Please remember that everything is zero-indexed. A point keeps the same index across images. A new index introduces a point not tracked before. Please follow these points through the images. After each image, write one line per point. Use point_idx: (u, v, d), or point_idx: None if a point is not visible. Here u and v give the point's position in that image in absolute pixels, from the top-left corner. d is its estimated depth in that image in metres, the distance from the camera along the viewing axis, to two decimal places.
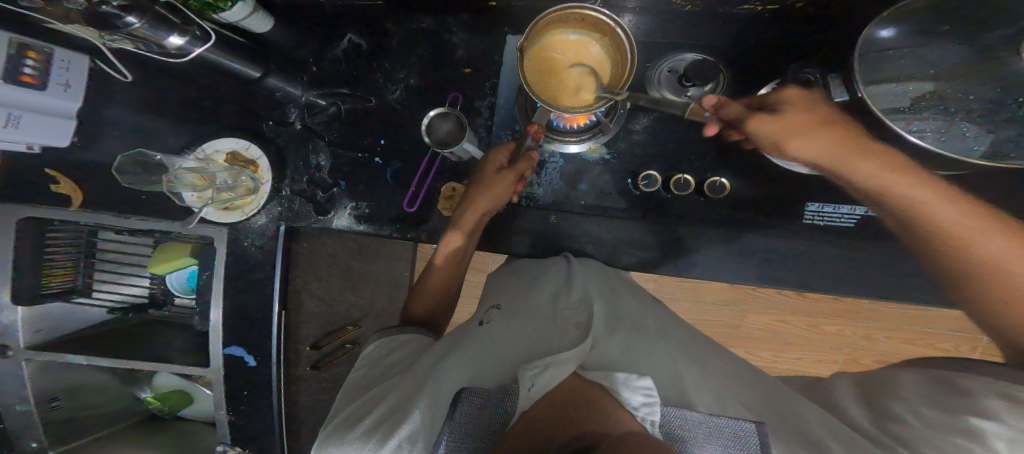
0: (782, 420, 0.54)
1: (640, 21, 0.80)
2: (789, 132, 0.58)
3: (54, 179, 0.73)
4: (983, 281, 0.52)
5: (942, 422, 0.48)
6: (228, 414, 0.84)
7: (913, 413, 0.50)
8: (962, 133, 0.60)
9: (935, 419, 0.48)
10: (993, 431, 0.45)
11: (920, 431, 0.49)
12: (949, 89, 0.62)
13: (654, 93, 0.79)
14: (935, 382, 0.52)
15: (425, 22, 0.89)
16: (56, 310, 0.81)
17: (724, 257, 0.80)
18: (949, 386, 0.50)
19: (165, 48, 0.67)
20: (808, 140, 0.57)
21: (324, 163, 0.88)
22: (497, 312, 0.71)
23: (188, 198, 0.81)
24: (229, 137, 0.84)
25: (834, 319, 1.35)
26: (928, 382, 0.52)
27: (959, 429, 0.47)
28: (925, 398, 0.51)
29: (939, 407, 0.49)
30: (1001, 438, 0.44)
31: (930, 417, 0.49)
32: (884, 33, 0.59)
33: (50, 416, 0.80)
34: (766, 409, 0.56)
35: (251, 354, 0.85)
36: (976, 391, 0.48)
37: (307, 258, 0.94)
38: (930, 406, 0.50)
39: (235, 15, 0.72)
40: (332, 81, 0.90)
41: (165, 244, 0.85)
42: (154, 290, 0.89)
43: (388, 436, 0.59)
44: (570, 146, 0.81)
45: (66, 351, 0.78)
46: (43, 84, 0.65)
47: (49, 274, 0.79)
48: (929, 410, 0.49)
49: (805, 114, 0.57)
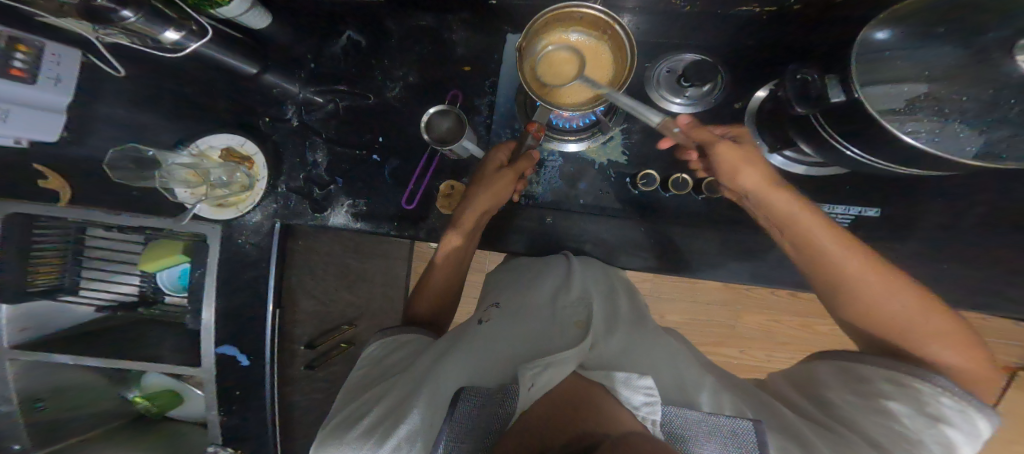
0: (758, 403, 0.58)
1: (641, 21, 0.81)
2: (732, 164, 0.64)
3: (44, 174, 0.71)
4: (843, 292, 0.62)
5: (863, 405, 0.54)
6: (221, 414, 0.82)
7: (841, 399, 0.56)
8: (956, 134, 0.59)
9: (857, 403, 0.55)
10: (898, 410, 0.52)
11: (845, 412, 0.55)
12: (943, 91, 0.63)
13: (650, 92, 0.80)
14: (841, 372, 0.58)
15: (426, 20, 0.89)
16: (43, 308, 0.79)
17: (722, 257, 0.80)
18: (852, 374, 0.57)
19: (160, 42, 0.66)
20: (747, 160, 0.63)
21: (321, 160, 0.87)
22: (497, 310, 0.71)
23: (183, 194, 0.80)
24: (224, 133, 0.83)
25: (826, 319, 1.36)
26: (836, 373, 0.59)
27: (876, 410, 0.53)
28: (844, 384, 0.57)
29: (857, 392, 0.55)
30: (905, 415, 0.52)
31: (851, 401, 0.55)
32: (879, 35, 0.60)
33: (36, 418, 0.79)
34: (760, 410, 0.57)
35: (245, 353, 0.83)
36: (874, 377, 0.55)
37: (304, 256, 0.93)
38: (850, 391, 0.56)
39: (232, 11, 0.70)
40: (330, 79, 0.89)
41: (157, 241, 0.84)
42: (145, 287, 0.87)
43: (388, 436, 0.58)
44: (569, 145, 0.82)
45: (54, 350, 0.77)
46: (33, 78, 0.64)
47: (34, 271, 0.77)
48: (851, 395, 0.55)
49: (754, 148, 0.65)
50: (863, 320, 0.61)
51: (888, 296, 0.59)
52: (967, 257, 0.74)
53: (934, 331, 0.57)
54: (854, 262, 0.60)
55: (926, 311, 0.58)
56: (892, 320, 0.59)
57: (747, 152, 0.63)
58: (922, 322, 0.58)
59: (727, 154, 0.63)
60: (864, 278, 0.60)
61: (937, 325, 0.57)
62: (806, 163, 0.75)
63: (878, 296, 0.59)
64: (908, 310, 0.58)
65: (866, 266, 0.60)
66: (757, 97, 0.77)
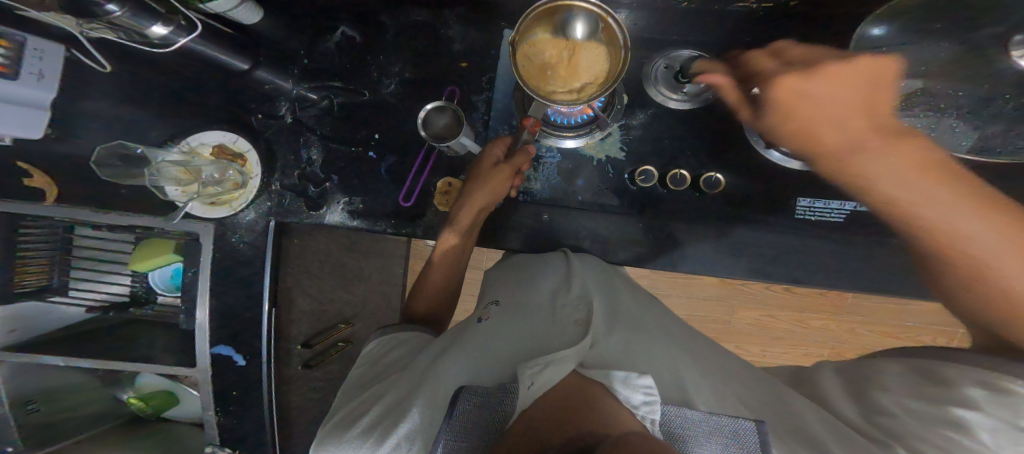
0: (784, 408, 0.57)
1: (638, 17, 0.80)
2: (813, 122, 0.58)
3: (28, 173, 0.69)
4: (959, 272, 0.52)
5: (926, 411, 0.50)
6: (217, 414, 0.82)
7: (897, 404, 0.53)
8: (951, 129, 0.61)
9: (920, 410, 0.51)
10: (975, 421, 0.47)
11: (899, 419, 0.51)
12: (935, 86, 0.62)
13: (649, 89, 0.81)
14: (916, 373, 0.54)
15: (421, 16, 0.87)
16: (31, 310, 0.78)
17: (719, 253, 0.80)
18: (928, 375, 0.53)
19: (148, 38, 0.64)
20: (828, 115, 0.57)
21: (316, 157, 0.86)
22: (496, 308, 0.71)
23: (172, 192, 0.79)
24: (215, 130, 0.82)
25: (819, 313, 1.39)
26: (908, 374, 0.55)
27: (946, 420, 0.48)
28: (908, 389, 0.53)
29: (922, 397, 0.51)
30: (984, 429, 0.46)
31: (914, 408, 0.51)
32: (876, 31, 0.61)
33: (26, 419, 0.78)
34: (780, 412, 0.56)
35: (241, 354, 0.83)
36: (956, 380, 0.50)
37: (300, 255, 0.92)
38: (914, 397, 0.52)
39: (223, 6, 0.68)
40: (324, 75, 0.88)
41: (148, 240, 0.83)
42: (136, 288, 0.86)
43: (388, 435, 0.58)
44: (567, 141, 0.81)
45: (43, 351, 0.76)
46: (14, 73, 0.61)
47: (20, 271, 0.75)
48: (915, 402, 0.51)
49: (844, 87, 0.56)
50: (981, 306, 0.52)
51: None
52: None
53: None
54: (971, 214, 0.49)
55: None
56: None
57: (865, 92, 0.56)
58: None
59: (801, 107, 0.58)
60: (980, 239, 0.49)
61: None
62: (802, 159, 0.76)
63: (1007, 272, 0.49)
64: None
65: (993, 228, 0.48)
66: None
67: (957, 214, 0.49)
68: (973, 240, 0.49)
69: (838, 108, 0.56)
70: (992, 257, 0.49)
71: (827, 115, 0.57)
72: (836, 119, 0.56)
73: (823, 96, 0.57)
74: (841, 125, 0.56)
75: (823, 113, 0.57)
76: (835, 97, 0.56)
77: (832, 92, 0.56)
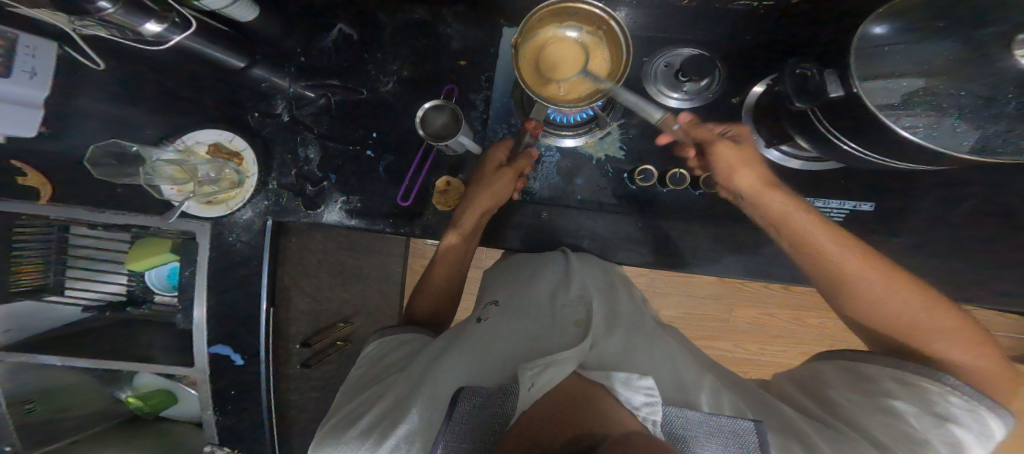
0: (760, 402, 0.59)
1: (638, 15, 0.79)
2: (731, 164, 0.66)
3: (23, 171, 0.69)
4: (849, 288, 0.63)
5: (868, 404, 0.56)
6: (216, 414, 0.81)
7: (845, 398, 0.58)
8: (953, 129, 0.60)
9: (860, 402, 0.57)
10: (904, 409, 0.54)
11: (852, 413, 0.56)
12: (939, 87, 0.63)
13: (648, 87, 0.80)
14: (846, 371, 0.61)
15: (420, 13, 0.86)
16: (26, 309, 0.77)
17: (719, 253, 0.80)
18: (857, 373, 0.60)
19: (141, 35, 0.63)
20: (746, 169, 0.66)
21: (313, 156, 0.85)
22: (496, 309, 0.71)
23: (168, 192, 0.78)
24: (211, 128, 0.80)
25: (817, 311, 1.39)
26: (842, 372, 0.61)
27: (881, 409, 0.55)
28: (847, 384, 0.59)
29: (860, 391, 0.58)
30: (911, 414, 0.53)
31: (857, 399, 0.57)
32: (878, 30, 0.59)
33: (24, 421, 0.77)
34: (762, 409, 0.58)
35: (239, 353, 0.82)
36: (879, 376, 0.57)
37: (298, 254, 0.91)
38: (854, 391, 0.58)
39: (217, 3, 0.67)
40: (321, 73, 0.87)
41: (142, 240, 0.82)
42: (132, 286, 0.86)
43: (386, 436, 0.58)
44: (566, 140, 0.81)
45: (39, 350, 0.75)
46: (7, 71, 0.62)
47: (16, 270, 0.75)
48: (854, 395, 0.58)
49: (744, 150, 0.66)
50: (859, 305, 0.63)
51: (897, 293, 0.60)
52: (959, 252, 0.76)
53: (938, 327, 0.59)
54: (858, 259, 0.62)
55: (932, 306, 0.59)
56: (905, 317, 0.60)
57: (744, 151, 0.66)
58: (929, 319, 0.59)
59: (723, 162, 0.67)
60: (874, 280, 0.61)
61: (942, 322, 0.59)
62: (804, 159, 0.75)
63: (890, 299, 0.60)
64: (920, 306, 0.60)
65: (875, 271, 0.61)
66: (753, 93, 0.78)
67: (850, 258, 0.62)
68: (864, 277, 0.61)
69: (748, 164, 0.66)
70: (870, 281, 0.61)
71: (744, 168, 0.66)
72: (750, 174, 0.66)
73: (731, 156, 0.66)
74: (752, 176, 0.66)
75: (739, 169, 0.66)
76: (744, 157, 0.66)
77: (739, 153, 0.66)
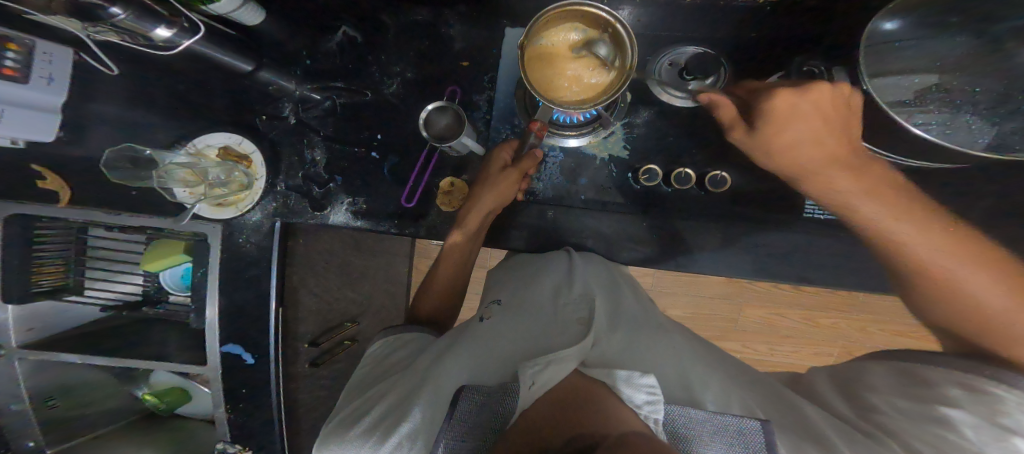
0: (793, 404, 0.57)
1: (641, 13, 0.78)
2: (789, 138, 0.58)
3: (41, 175, 0.71)
4: (921, 273, 0.57)
5: (918, 412, 0.52)
6: (228, 411, 0.83)
7: (888, 403, 0.54)
8: (967, 127, 0.58)
9: (907, 409, 0.53)
10: (960, 419, 0.49)
11: (895, 419, 0.53)
12: (953, 82, 0.61)
13: (652, 86, 0.79)
14: (900, 374, 0.57)
15: (423, 15, 0.87)
16: (47, 309, 0.80)
17: (726, 253, 0.79)
18: (912, 377, 0.55)
19: (152, 40, 0.65)
20: (808, 132, 0.56)
21: (320, 158, 0.86)
22: (498, 308, 0.71)
23: (181, 193, 0.80)
24: (220, 132, 0.83)
25: (830, 312, 1.36)
26: (894, 375, 0.57)
27: (933, 418, 0.50)
28: (896, 389, 0.55)
29: (909, 396, 0.53)
30: (967, 425, 0.48)
31: (903, 406, 0.53)
32: (889, 25, 0.59)
33: (47, 415, 0.80)
34: (781, 409, 0.56)
35: (249, 352, 0.83)
36: (940, 381, 0.52)
37: (305, 255, 0.92)
38: (901, 397, 0.54)
39: (225, 7, 0.68)
40: (327, 75, 0.88)
41: (159, 241, 0.84)
42: (147, 287, 0.88)
43: (389, 434, 0.59)
44: (570, 140, 0.81)
45: (62, 349, 0.78)
46: (25, 77, 0.63)
47: (38, 271, 0.78)
48: (902, 400, 0.53)
49: (822, 105, 0.55)
50: (937, 299, 0.56)
51: (990, 290, 0.52)
52: None
53: None
54: (931, 237, 0.55)
55: None
56: (988, 316, 0.53)
57: (825, 110, 0.55)
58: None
59: (787, 127, 0.57)
60: (953, 266, 0.54)
61: None
62: None
63: (983, 296, 0.53)
64: (1018, 309, 0.51)
65: (954, 254, 0.54)
66: None
67: (914, 235, 0.56)
68: (921, 253, 0.56)
69: (817, 131, 0.56)
70: (955, 265, 0.54)
71: (814, 133, 0.57)
72: (817, 137, 0.57)
73: (802, 115, 0.56)
74: (820, 141, 0.57)
75: (797, 133, 0.57)
76: (815, 116, 0.56)
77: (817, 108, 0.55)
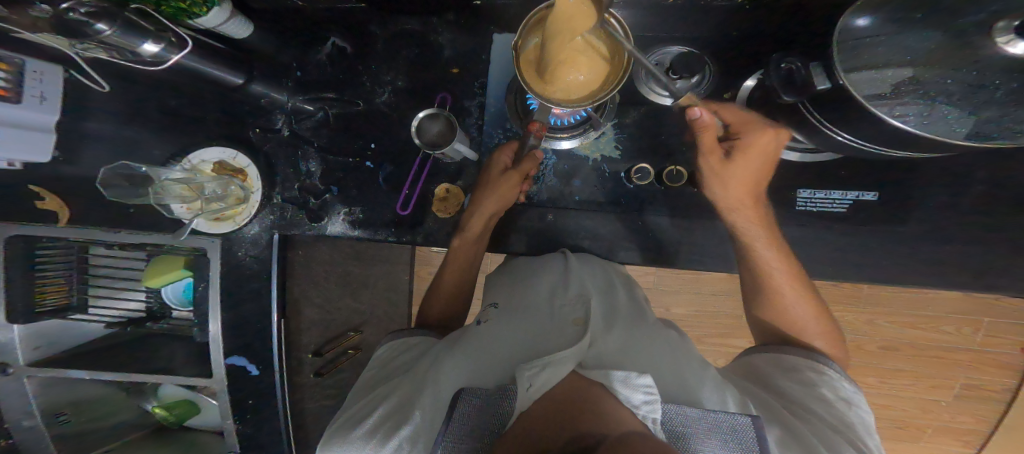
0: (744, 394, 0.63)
1: (627, 15, 0.78)
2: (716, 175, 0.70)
3: (40, 196, 0.72)
4: (767, 278, 0.72)
5: (806, 390, 0.63)
6: (235, 422, 0.84)
7: (789, 386, 0.64)
8: (944, 116, 0.58)
9: (800, 389, 0.63)
10: (828, 393, 0.62)
11: (798, 398, 0.62)
12: (927, 74, 0.61)
13: (639, 87, 0.79)
14: (776, 363, 0.69)
15: (411, 24, 0.87)
16: (53, 327, 0.82)
17: (722, 249, 0.79)
18: (783, 364, 0.68)
19: (140, 56, 0.64)
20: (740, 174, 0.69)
21: (314, 169, 0.86)
22: (496, 310, 0.72)
23: (179, 209, 0.80)
24: (214, 146, 0.82)
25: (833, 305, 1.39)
26: (772, 364, 0.69)
27: (815, 394, 0.62)
28: (781, 374, 0.67)
29: (794, 379, 0.65)
30: (834, 398, 0.62)
31: (794, 387, 0.64)
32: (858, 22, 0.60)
33: (58, 431, 0.81)
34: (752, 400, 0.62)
35: (254, 364, 0.85)
36: (801, 367, 0.66)
37: (305, 267, 0.92)
38: (788, 380, 0.65)
39: (211, 21, 0.69)
40: (318, 87, 0.88)
41: (157, 258, 0.83)
42: (151, 303, 0.88)
43: (390, 436, 0.60)
44: (562, 142, 0.81)
45: (68, 366, 0.79)
46: (17, 96, 0.63)
47: (42, 291, 0.79)
48: (792, 383, 0.64)
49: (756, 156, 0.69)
50: (770, 303, 0.73)
51: (797, 298, 0.72)
52: (971, 240, 0.74)
53: (818, 330, 0.72)
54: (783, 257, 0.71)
55: (817, 313, 0.72)
56: (790, 314, 0.72)
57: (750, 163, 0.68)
58: (806, 321, 0.72)
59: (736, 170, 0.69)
60: (782, 276, 0.71)
61: (820, 326, 0.73)
62: (800, 149, 0.74)
63: (792, 302, 0.72)
64: (804, 314, 0.72)
65: (790, 270, 0.71)
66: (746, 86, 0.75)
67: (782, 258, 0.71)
68: (775, 267, 0.71)
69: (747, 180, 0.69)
70: (787, 278, 0.71)
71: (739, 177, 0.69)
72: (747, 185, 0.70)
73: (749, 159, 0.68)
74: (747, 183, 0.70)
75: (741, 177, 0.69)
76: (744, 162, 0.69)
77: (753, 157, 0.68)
